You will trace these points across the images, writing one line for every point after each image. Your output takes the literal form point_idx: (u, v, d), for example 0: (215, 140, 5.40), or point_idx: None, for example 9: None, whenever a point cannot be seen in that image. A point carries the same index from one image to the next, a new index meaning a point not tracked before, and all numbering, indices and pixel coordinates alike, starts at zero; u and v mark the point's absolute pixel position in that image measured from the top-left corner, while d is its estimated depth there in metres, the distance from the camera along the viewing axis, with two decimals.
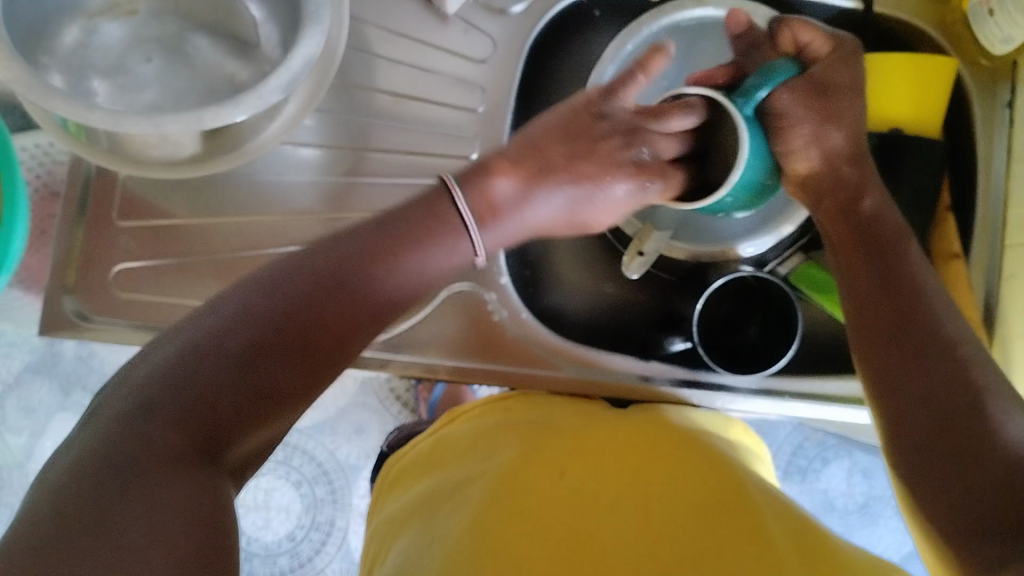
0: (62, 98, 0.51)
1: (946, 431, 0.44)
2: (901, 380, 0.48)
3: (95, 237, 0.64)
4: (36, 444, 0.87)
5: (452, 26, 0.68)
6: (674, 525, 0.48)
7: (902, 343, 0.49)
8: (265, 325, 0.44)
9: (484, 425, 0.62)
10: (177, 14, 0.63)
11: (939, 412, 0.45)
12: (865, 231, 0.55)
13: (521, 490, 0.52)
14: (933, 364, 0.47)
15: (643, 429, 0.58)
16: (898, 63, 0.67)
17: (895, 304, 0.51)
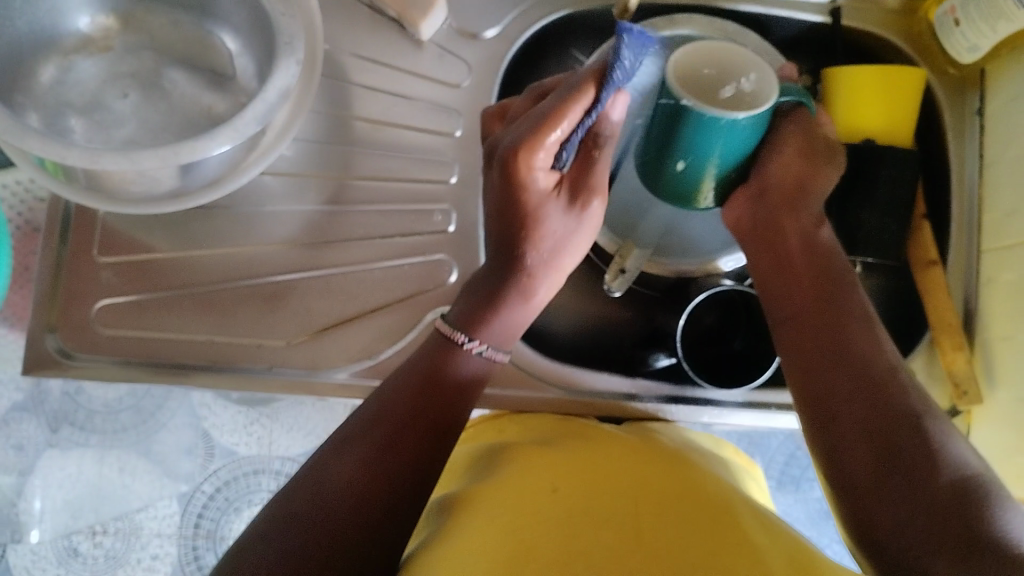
0: (39, 137, 0.51)
1: (888, 454, 0.47)
2: (846, 404, 0.50)
3: (76, 273, 0.64)
4: (24, 482, 0.86)
5: (426, 53, 0.69)
6: (661, 528, 0.49)
7: (833, 371, 0.52)
8: (329, 488, 0.49)
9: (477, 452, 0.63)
10: (153, 50, 0.64)
11: (879, 434, 0.48)
12: (792, 261, 0.58)
13: (511, 505, 0.52)
14: (870, 394, 0.50)
15: (627, 443, 0.60)
16: (868, 74, 0.67)
17: (830, 330, 0.54)
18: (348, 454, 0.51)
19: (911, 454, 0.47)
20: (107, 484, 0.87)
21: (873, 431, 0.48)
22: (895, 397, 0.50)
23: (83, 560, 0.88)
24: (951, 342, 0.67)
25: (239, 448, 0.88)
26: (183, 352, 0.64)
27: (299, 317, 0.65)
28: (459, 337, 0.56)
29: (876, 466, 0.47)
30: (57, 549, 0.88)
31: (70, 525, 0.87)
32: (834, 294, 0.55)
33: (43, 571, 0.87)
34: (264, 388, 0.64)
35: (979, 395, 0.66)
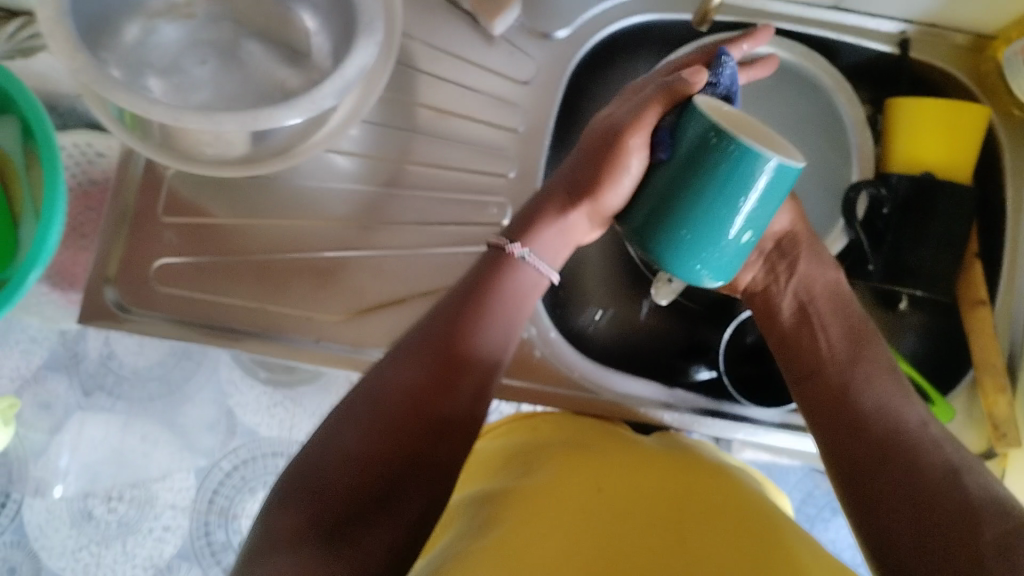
0: (123, 91, 0.53)
1: (933, 514, 0.50)
2: (898, 465, 0.53)
3: (139, 230, 0.65)
4: (53, 440, 0.87)
5: (496, 48, 0.70)
6: (708, 546, 0.49)
7: (882, 435, 0.54)
8: (367, 411, 0.50)
9: (516, 444, 0.63)
10: (233, 20, 0.65)
11: (929, 492, 0.51)
12: (829, 344, 0.60)
13: (551, 511, 0.52)
14: (918, 459, 0.52)
15: (658, 451, 0.60)
16: (933, 108, 0.68)
17: (874, 400, 0.56)
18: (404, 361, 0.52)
19: (957, 521, 0.49)
20: (130, 452, 0.88)
21: (921, 491, 0.51)
22: (931, 464, 0.52)
23: (98, 526, 0.86)
24: (992, 382, 0.67)
25: (259, 428, 0.90)
26: (233, 318, 0.65)
27: (348, 294, 0.66)
28: (514, 246, 0.56)
29: (923, 523, 0.50)
30: (72, 511, 0.86)
31: (89, 487, 0.86)
32: (863, 380, 0.58)
33: (55, 531, 0.86)
34: (307, 359, 0.65)
35: (1018, 438, 0.66)
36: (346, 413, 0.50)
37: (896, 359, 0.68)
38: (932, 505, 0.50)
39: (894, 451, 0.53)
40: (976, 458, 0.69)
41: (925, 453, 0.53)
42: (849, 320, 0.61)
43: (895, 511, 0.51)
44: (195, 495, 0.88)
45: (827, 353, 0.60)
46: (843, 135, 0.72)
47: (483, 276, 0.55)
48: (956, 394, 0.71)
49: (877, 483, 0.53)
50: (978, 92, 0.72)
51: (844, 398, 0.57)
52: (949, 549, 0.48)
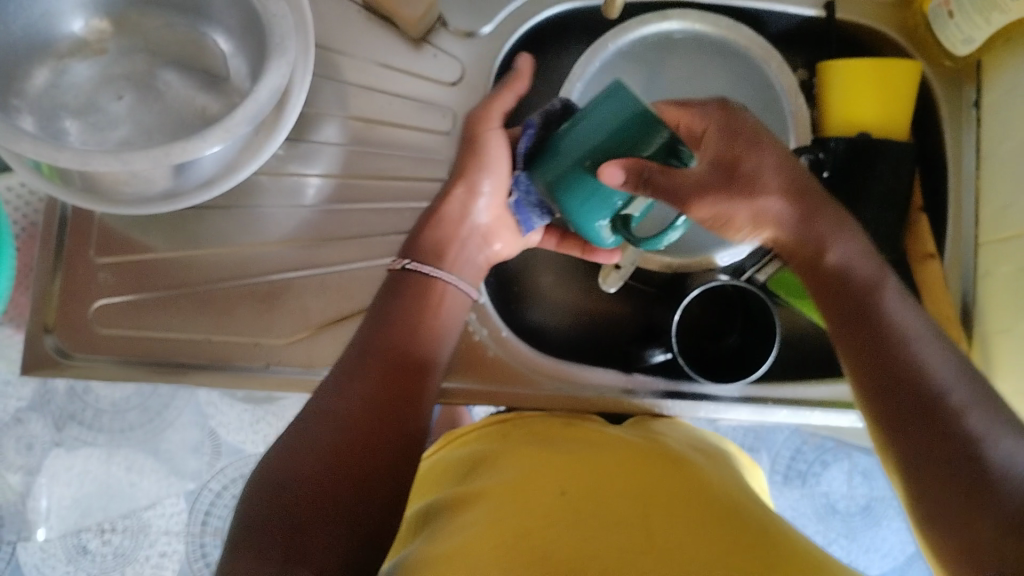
0: (31, 140, 0.52)
1: (944, 465, 0.46)
2: (907, 412, 0.49)
3: (75, 273, 0.64)
4: (31, 481, 0.88)
5: (422, 52, 0.69)
6: (664, 530, 0.49)
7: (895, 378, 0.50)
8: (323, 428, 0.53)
9: (492, 446, 0.62)
10: (146, 52, 0.64)
11: (941, 440, 0.47)
12: (832, 305, 0.55)
13: (519, 512, 0.51)
14: (935, 402, 0.48)
15: (641, 446, 0.60)
16: (863, 68, 0.67)
17: (884, 339, 0.52)
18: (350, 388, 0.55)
19: (965, 467, 0.45)
20: (116, 482, 0.89)
21: (934, 438, 0.47)
22: (946, 406, 0.48)
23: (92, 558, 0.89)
24: (947, 336, 0.67)
25: (246, 445, 0.91)
26: (180, 351, 0.64)
27: (295, 315, 0.65)
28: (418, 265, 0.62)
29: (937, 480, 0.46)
30: (67, 548, 0.89)
31: (79, 522, 0.89)
32: (880, 312, 0.53)
33: (52, 569, 0.88)
34: (261, 385, 0.65)
35: (976, 388, 0.66)
36: (290, 432, 0.53)
37: None
38: (921, 416, 0.48)
39: (907, 366, 0.50)
40: None
41: (950, 394, 0.48)
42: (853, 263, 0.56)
43: (905, 467, 0.48)
44: (188, 519, 0.90)
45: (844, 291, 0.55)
46: (777, 105, 0.71)
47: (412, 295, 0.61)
48: None
49: (888, 429, 0.50)
50: (908, 45, 0.72)
51: (862, 325, 0.53)
52: (944, 469, 0.46)
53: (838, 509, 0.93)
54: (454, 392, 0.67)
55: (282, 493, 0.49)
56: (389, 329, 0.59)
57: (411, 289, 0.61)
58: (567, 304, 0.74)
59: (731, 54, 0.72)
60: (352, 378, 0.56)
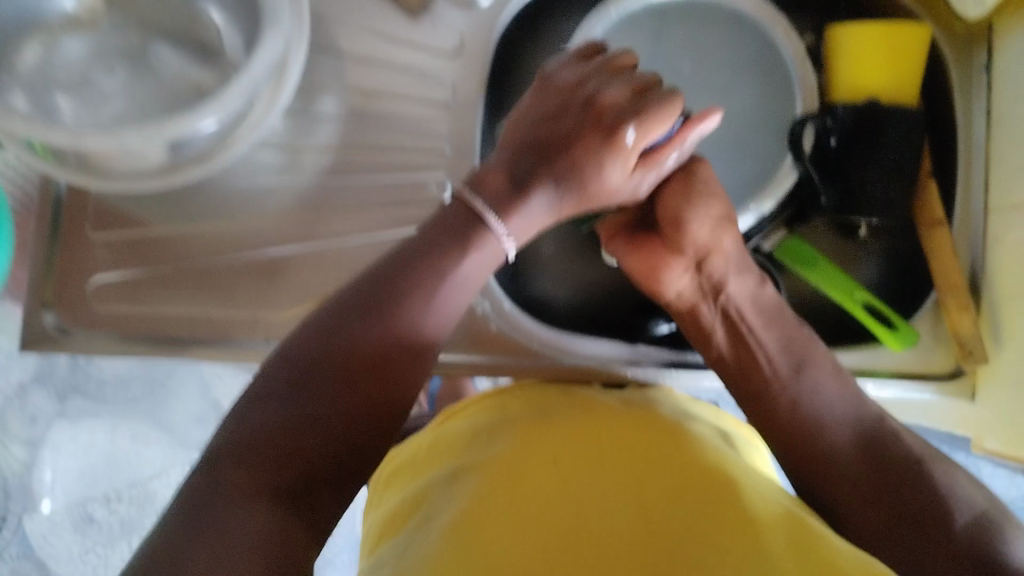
0: (23, 118, 0.51)
1: (896, 507, 0.51)
2: (851, 466, 0.54)
3: (72, 250, 0.64)
4: (36, 452, 0.88)
5: (420, 21, 0.67)
6: (660, 504, 0.49)
7: (837, 436, 0.56)
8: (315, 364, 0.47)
9: (487, 418, 0.62)
10: (138, 24, 0.63)
11: (890, 488, 0.52)
12: (758, 382, 0.59)
13: (512, 496, 0.50)
14: (877, 460, 0.54)
15: (637, 416, 0.59)
16: (872, 31, 0.66)
17: (829, 404, 0.57)
18: (342, 324, 0.48)
19: (916, 508, 0.51)
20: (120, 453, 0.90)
21: (884, 480, 0.53)
22: (899, 457, 0.54)
23: (100, 527, 0.90)
24: (956, 302, 0.66)
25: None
26: (179, 327, 0.64)
27: (295, 290, 0.64)
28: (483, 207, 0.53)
29: (892, 527, 0.51)
30: (74, 517, 0.90)
31: (86, 493, 0.90)
32: (818, 381, 0.58)
33: (60, 538, 0.90)
34: (260, 359, 0.64)
35: (985, 355, 0.66)
36: (287, 360, 0.47)
37: (856, 291, 0.67)
38: (888, 486, 0.52)
39: (856, 457, 0.54)
40: (944, 378, 0.68)
41: (889, 446, 0.55)
42: (789, 344, 0.60)
43: (852, 502, 0.53)
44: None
45: (769, 373, 0.59)
46: (782, 71, 0.70)
47: (446, 223, 0.53)
48: (920, 318, 0.70)
49: (830, 474, 0.54)
50: (919, 8, 0.70)
51: (802, 431, 0.57)
52: (906, 512, 0.51)
53: None
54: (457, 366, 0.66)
55: (262, 419, 0.44)
56: (418, 262, 0.51)
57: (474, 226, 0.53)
58: (571, 275, 0.73)
59: (736, 20, 0.71)
60: (354, 319, 0.49)
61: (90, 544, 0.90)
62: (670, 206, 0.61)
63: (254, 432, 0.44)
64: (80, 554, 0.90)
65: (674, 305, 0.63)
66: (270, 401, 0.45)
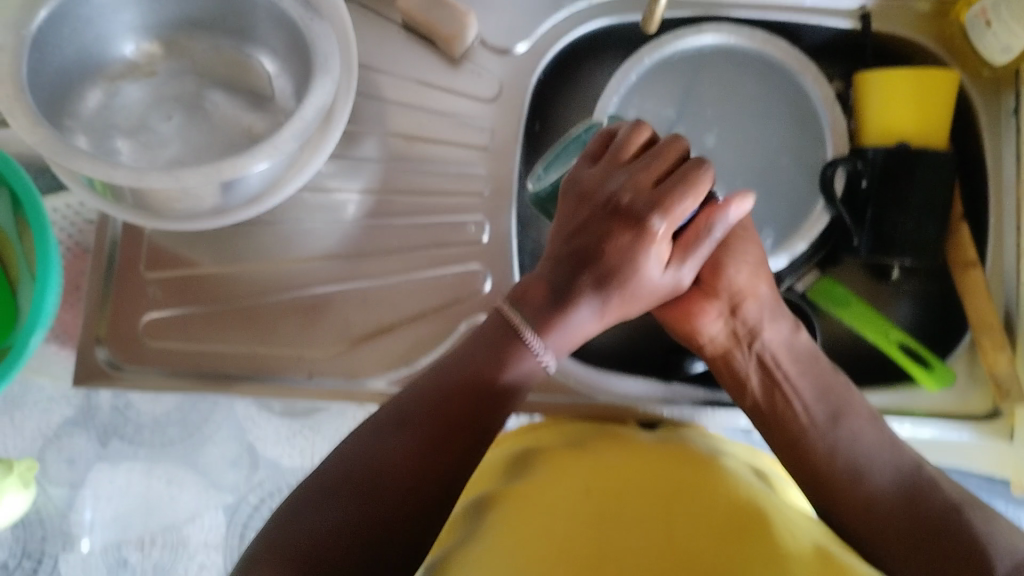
0: (87, 158, 0.54)
1: (940, 560, 0.51)
2: (890, 513, 0.54)
3: (126, 288, 0.66)
4: (75, 494, 0.90)
5: (461, 70, 0.70)
6: (689, 538, 0.49)
7: (872, 482, 0.56)
8: (358, 489, 0.51)
9: (515, 453, 0.62)
10: (194, 73, 0.66)
11: (933, 541, 0.52)
12: (791, 425, 0.60)
13: (540, 526, 0.51)
14: (920, 512, 0.54)
15: (662, 449, 0.59)
16: (895, 78, 0.67)
17: (865, 451, 0.57)
18: (391, 436, 0.53)
19: (959, 560, 0.51)
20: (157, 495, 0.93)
21: (925, 533, 0.53)
22: (940, 509, 0.54)
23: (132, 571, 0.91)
24: (991, 341, 0.67)
25: (282, 459, 0.93)
26: (226, 362, 0.66)
27: (336, 326, 0.66)
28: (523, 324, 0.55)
29: None
30: (108, 559, 0.90)
31: (121, 534, 0.91)
32: (856, 425, 0.59)
33: None
34: (304, 396, 0.65)
35: (1023, 393, 0.66)
36: (333, 473, 0.52)
37: (891, 330, 0.68)
38: (932, 541, 0.52)
39: (897, 505, 0.55)
40: (980, 417, 0.68)
41: (933, 497, 0.55)
42: (827, 393, 0.61)
43: (899, 557, 0.53)
44: (226, 533, 0.92)
45: (805, 420, 0.60)
46: (813, 114, 0.72)
47: (486, 338, 0.56)
48: (956, 358, 0.69)
49: (869, 521, 0.55)
50: (945, 57, 0.72)
51: (845, 473, 0.57)
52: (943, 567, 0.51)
53: None
54: None
55: (314, 516, 0.50)
56: (481, 351, 0.56)
57: (515, 338, 0.56)
58: None
59: (765, 66, 0.73)
60: (419, 412, 0.54)
61: None
62: (704, 255, 0.63)
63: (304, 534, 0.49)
64: None
65: (707, 349, 0.64)
66: (317, 508, 0.50)
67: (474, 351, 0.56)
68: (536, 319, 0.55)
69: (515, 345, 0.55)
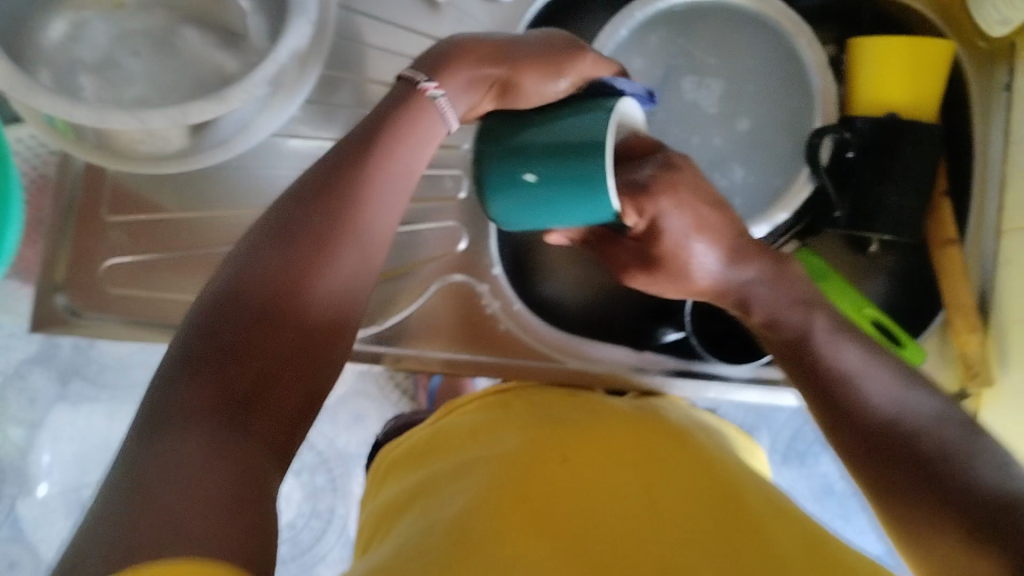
0: (45, 94, 0.51)
1: (935, 486, 0.44)
2: (848, 421, 0.50)
3: (86, 228, 0.63)
4: (35, 434, 0.88)
5: (444, 16, 0.67)
6: (672, 503, 0.48)
7: (833, 386, 0.52)
8: (211, 349, 0.40)
9: (485, 416, 0.61)
10: (164, 6, 0.62)
11: (910, 455, 0.46)
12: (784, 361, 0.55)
13: (524, 485, 0.50)
14: (898, 418, 0.48)
15: (647, 420, 0.59)
16: (891, 47, 0.66)
17: (819, 373, 0.53)
18: (261, 251, 0.44)
19: (912, 465, 0.45)
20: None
21: (926, 462, 0.45)
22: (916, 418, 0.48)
23: (90, 510, 0.89)
24: (965, 324, 0.66)
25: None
26: (190, 313, 0.63)
27: None
28: (423, 81, 0.54)
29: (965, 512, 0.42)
30: (66, 501, 0.89)
31: (80, 478, 0.89)
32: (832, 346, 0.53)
33: (51, 522, 0.89)
34: None
35: (990, 378, 0.66)
36: (204, 317, 0.41)
37: (865, 307, 0.66)
38: (936, 473, 0.44)
39: (876, 418, 0.49)
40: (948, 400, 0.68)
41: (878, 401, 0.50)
42: (790, 323, 0.56)
43: (888, 487, 0.46)
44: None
45: (784, 350, 0.55)
46: (805, 81, 0.70)
47: (392, 112, 0.53)
48: (927, 337, 0.69)
49: (848, 432, 0.49)
50: (943, 24, 0.70)
51: (814, 380, 0.53)
52: (909, 481, 0.45)
53: (835, 490, 0.96)
54: (464, 364, 0.66)
55: (172, 394, 0.38)
56: (394, 120, 0.52)
57: (421, 108, 0.53)
58: (582, 277, 0.72)
59: (759, 30, 0.71)
60: (304, 185, 0.48)
61: (80, 527, 0.88)
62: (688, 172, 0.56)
63: (171, 400, 0.37)
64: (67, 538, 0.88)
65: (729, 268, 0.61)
66: (178, 382, 0.38)
67: (354, 136, 0.51)
68: (444, 114, 0.53)
69: (422, 112, 0.53)
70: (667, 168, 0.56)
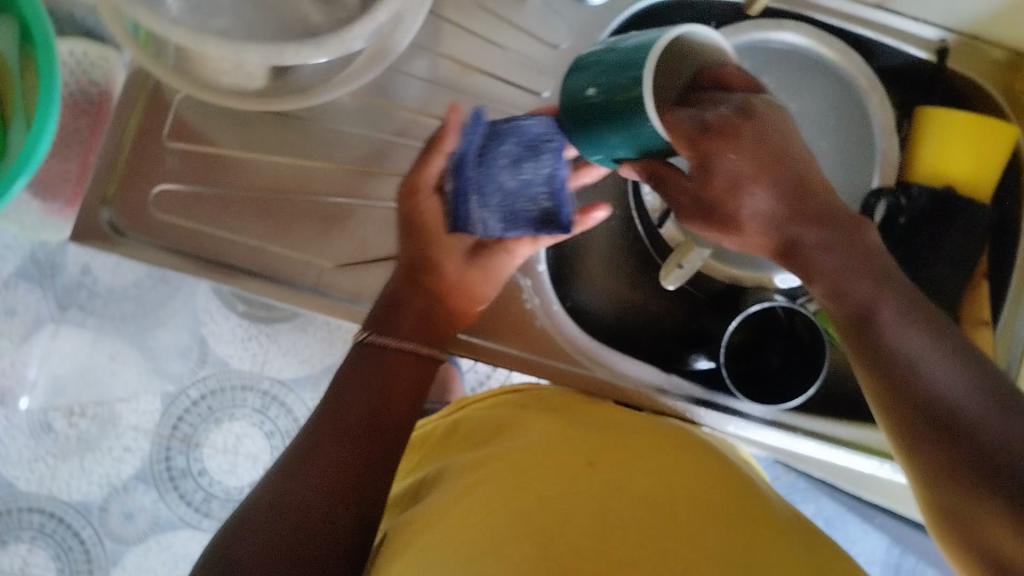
0: (143, 8, 0.50)
1: (947, 445, 0.40)
2: (880, 357, 0.43)
3: (143, 149, 0.63)
4: (24, 348, 0.98)
5: (532, 8, 0.68)
6: (691, 508, 0.49)
7: (873, 280, 0.45)
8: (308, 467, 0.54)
9: (504, 418, 0.62)
10: None
11: (947, 416, 0.40)
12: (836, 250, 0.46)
13: (535, 485, 0.50)
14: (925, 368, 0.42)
15: (667, 428, 0.59)
16: (957, 122, 0.67)
17: (858, 257, 0.45)
18: (331, 422, 0.57)
19: (938, 412, 0.40)
20: (96, 368, 0.99)
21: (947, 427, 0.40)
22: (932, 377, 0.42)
23: (54, 436, 0.98)
24: None
25: (232, 360, 1.01)
26: (230, 253, 0.63)
27: (352, 242, 0.64)
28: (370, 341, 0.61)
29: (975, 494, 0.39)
30: (31, 422, 0.98)
31: (52, 401, 0.98)
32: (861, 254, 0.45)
33: (13, 439, 0.98)
34: (305, 305, 0.64)
35: None
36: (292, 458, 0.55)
37: None
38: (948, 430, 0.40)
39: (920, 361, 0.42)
40: None
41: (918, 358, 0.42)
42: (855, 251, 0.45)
43: (942, 471, 0.40)
44: (159, 419, 1.00)
45: (847, 243, 0.46)
46: (870, 140, 0.70)
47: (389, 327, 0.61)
48: None
49: (879, 358, 0.43)
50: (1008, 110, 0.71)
51: (854, 259, 0.45)
52: (950, 458, 0.40)
53: None
54: (493, 352, 0.66)
55: (291, 490, 0.53)
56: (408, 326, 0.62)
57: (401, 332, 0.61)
58: (619, 289, 0.73)
59: (835, 81, 0.71)
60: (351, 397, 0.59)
61: (43, 449, 0.98)
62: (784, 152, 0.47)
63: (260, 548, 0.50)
64: (30, 456, 0.98)
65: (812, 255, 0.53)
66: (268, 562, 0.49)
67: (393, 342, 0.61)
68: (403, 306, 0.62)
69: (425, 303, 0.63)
70: (744, 114, 0.46)
